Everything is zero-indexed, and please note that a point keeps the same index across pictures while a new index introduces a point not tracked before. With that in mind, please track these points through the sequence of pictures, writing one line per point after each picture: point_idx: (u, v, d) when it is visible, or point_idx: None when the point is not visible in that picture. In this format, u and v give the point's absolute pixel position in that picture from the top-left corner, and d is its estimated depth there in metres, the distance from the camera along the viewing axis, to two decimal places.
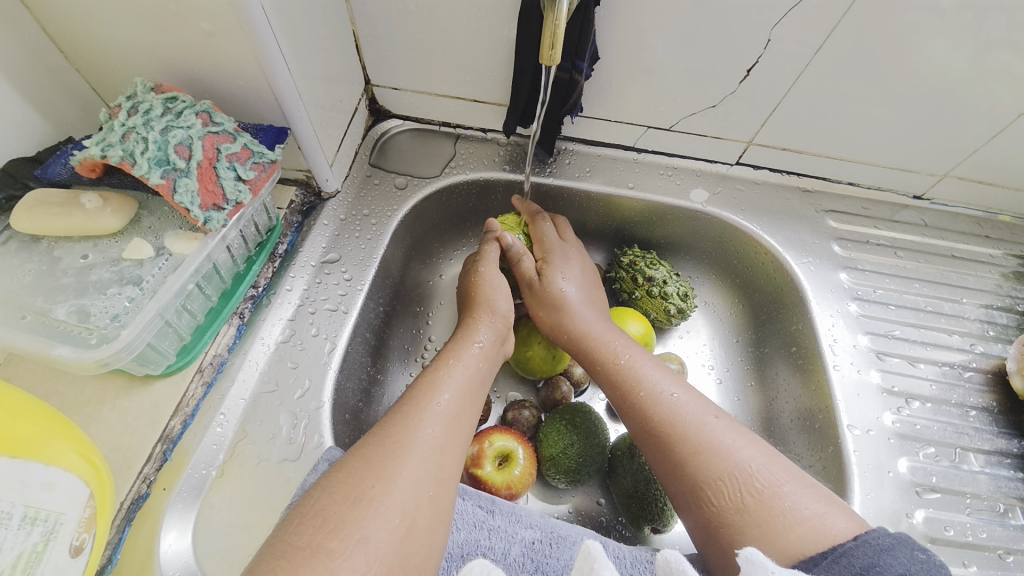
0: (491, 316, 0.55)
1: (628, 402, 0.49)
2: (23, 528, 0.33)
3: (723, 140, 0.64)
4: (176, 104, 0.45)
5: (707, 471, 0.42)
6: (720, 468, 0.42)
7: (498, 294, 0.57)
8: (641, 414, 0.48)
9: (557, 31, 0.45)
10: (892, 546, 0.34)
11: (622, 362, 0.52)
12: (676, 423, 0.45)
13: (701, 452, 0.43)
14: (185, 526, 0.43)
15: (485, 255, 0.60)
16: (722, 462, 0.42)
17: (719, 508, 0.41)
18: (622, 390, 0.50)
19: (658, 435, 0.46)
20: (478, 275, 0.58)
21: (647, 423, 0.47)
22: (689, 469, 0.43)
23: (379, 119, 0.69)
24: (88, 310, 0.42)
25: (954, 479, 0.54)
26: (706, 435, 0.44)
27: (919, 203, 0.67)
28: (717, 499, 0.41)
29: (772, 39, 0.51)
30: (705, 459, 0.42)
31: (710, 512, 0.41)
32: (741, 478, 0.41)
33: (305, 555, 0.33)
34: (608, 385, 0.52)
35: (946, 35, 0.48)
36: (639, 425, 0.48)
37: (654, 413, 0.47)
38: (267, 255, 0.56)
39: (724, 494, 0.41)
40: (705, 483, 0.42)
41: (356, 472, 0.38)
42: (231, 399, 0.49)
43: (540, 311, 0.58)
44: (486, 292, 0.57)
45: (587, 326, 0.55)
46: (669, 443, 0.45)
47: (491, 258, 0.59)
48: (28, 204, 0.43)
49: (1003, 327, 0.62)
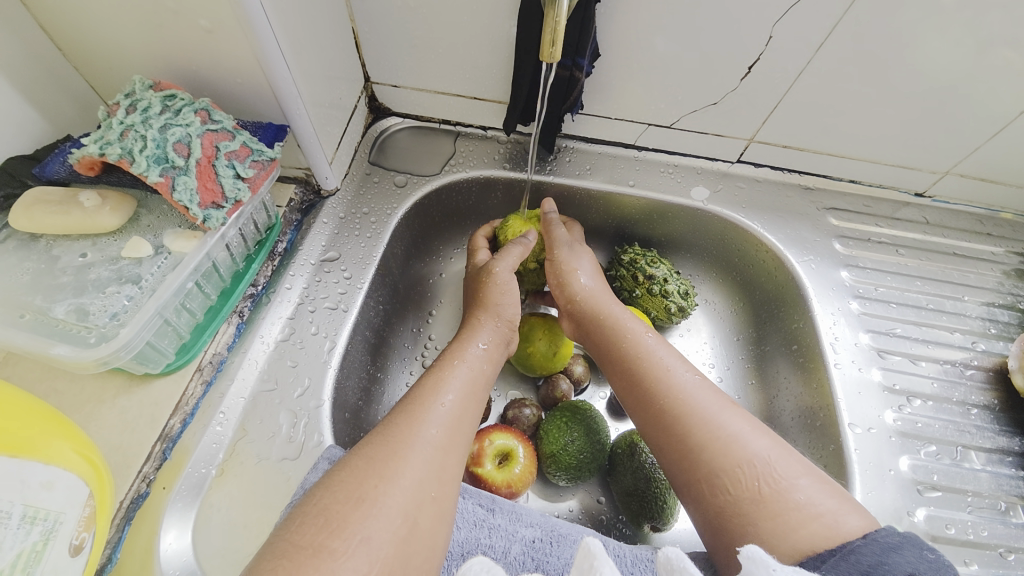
0: (496, 319, 0.55)
1: (642, 386, 0.49)
2: (23, 527, 0.33)
3: (723, 138, 0.64)
4: (175, 103, 0.44)
5: (723, 457, 0.42)
6: (737, 456, 0.42)
7: (507, 296, 0.56)
8: (656, 400, 0.47)
9: (557, 28, 0.45)
10: (900, 544, 0.34)
11: (647, 339, 0.53)
12: (694, 409, 0.45)
13: (719, 440, 0.43)
14: (185, 525, 0.43)
15: (503, 253, 0.59)
16: (739, 450, 0.42)
17: (733, 496, 0.40)
18: (637, 375, 0.50)
19: (671, 421, 0.46)
20: (493, 275, 0.57)
21: (662, 408, 0.47)
22: (705, 453, 0.43)
23: (378, 117, 0.68)
24: (86, 309, 0.41)
25: (955, 477, 0.53)
26: (723, 422, 0.44)
27: (920, 201, 0.67)
28: (732, 487, 0.41)
29: (773, 36, 0.51)
30: (723, 446, 0.42)
31: (722, 501, 0.41)
32: (758, 467, 0.41)
33: (307, 554, 0.33)
34: (624, 368, 0.51)
35: (948, 31, 0.48)
36: (654, 411, 0.47)
37: (670, 398, 0.47)
38: (266, 254, 0.55)
39: (739, 482, 0.40)
40: (721, 470, 0.41)
41: (359, 472, 0.38)
42: (231, 398, 0.49)
43: (572, 267, 0.59)
44: (495, 295, 0.56)
45: (605, 313, 0.56)
46: (683, 428, 0.45)
47: (506, 258, 0.58)
48: (26, 203, 0.43)
49: (1004, 325, 0.62)
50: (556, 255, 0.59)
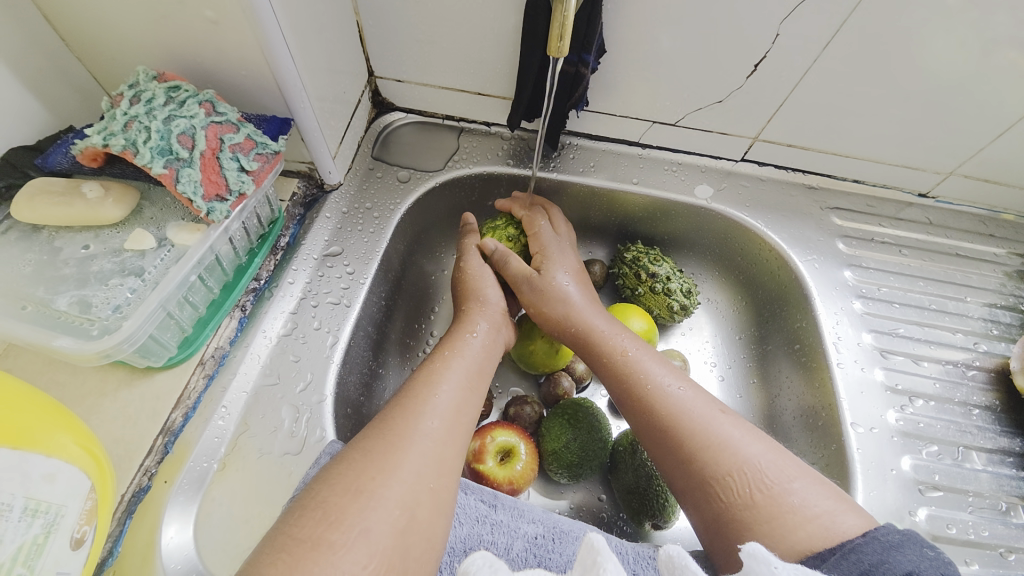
0: (483, 307, 0.55)
1: (631, 397, 0.49)
2: (24, 520, 0.33)
3: (728, 136, 0.64)
4: (179, 94, 0.44)
5: (716, 466, 0.42)
6: (728, 463, 0.42)
7: (487, 283, 0.57)
8: (647, 409, 0.47)
9: (565, 23, 0.44)
10: (901, 542, 0.34)
11: (629, 355, 0.51)
12: (684, 418, 0.45)
13: (710, 447, 0.43)
14: (186, 519, 0.43)
15: (467, 249, 0.60)
16: (730, 458, 0.42)
17: (728, 504, 0.40)
18: (626, 386, 0.50)
19: (664, 428, 0.45)
20: (462, 267, 0.59)
21: (652, 417, 0.47)
22: (698, 462, 0.43)
23: (382, 112, 0.68)
24: (89, 301, 0.41)
25: (956, 478, 0.54)
26: (715, 429, 0.43)
27: (923, 201, 0.67)
28: (726, 494, 0.41)
29: (779, 35, 0.51)
30: (714, 453, 0.42)
31: (718, 506, 0.41)
32: (750, 474, 0.41)
33: (306, 548, 0.33)
34: (613, 377, 0.51)
35: (954, 32, 0.48)
36: (644, 421, 0.47)
37: (660, 407, 0.47)
38: (269, 249, 0.55)
39: (732, 490, 0.41)
40: (714, 479, 0.41)
41: (358, 464, 0.38)
42: (233, 392, 0.49)
43: (540, 304, 0.56)
44: (475, 282, 0.57)
45: (589, 323, 0.54)
46: (675, 437, 0.45)
47: (473, 252, 0.60)
48: (28, 194, 0.43)
49: (1006, 326, 0.62)
50: (522, 296, 0.58)
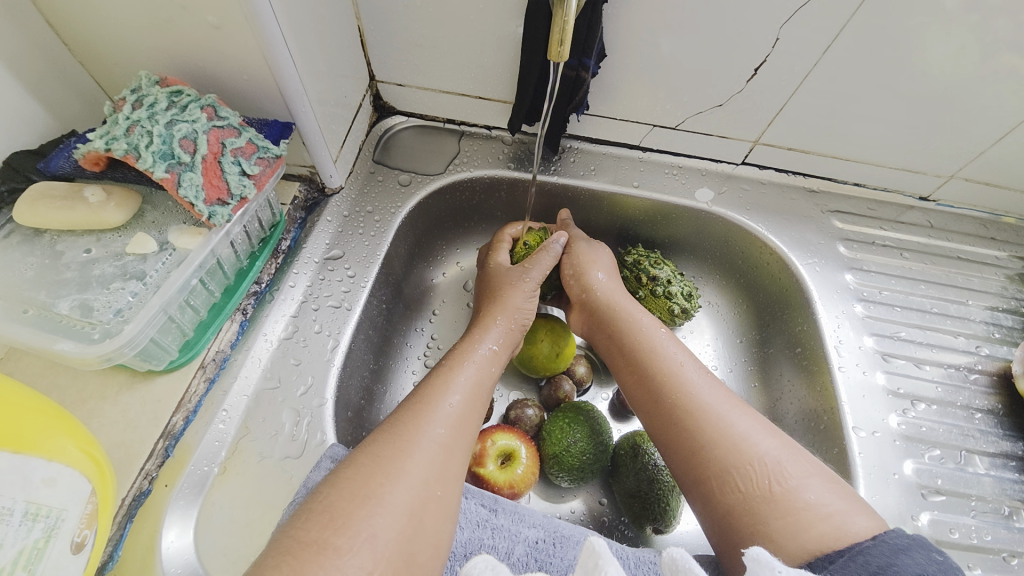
0: (511, 321, 0.54)
1: (655, 383, 0.49)
2: (25, 524, 0.32)
3: (728, 140, 0.64)
4: (181, 98, 0.44)
5: (736, 455, 0.42)
6: (748, 454, 0.41)
7: (528, 304, 0.56)
8: (668, 399, 0.47)
9: (566, 28, 0.44)
10: (909, 546, 0.34)
11: (661, 336, 0.53)
12: (706, 405, 0.45)
13: (731, 438, 0.43)
14: (186, 523, 0.43)
15: (534, 261, 0.58)
16: (750, 449, 0.42)
17: (744, 496, 0.40)
18: (649, 371, 0.50)
19: (685, 417, 0.45)
20: (507, 275, 0.57)
21: (671, 405, 0.47)
22: (717, 451, 0.42)
23: (382, 116, 0.68)
24: (90, 305, 0.41)
25: (959, 482, 0.53)
26: (734, 420, 0.44)
27: (924, 204, 0.67)
28: (743, 485, 0.40)
29: (779, 38, 0.51)
30: (734, 444, 0.42)
31: (733, 500, 0.41)
32: (769, 465, 0.41)
33: (311, 551, 0.32)
34: (637, 358, 0.51)
35: (953, 35, 0.48)
36: (664, 408, 0.47)
37: (681, 393, 0.47)
38: (270, 251, 0.55)
39: (751, 480, 0.40)
40: (732, 468, 0.41)
41: (365, 469, 0.37)
42: (233, 396, 0.49)
43: (590, 259, 0.60)
44: (514, 297, 0.55)
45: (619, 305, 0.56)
46: (694, 425, 0.45)
47: (539, 267, 0.57)
48: (29, 198, 0.43)
49: (1008, 329, 0.62)
50: (574, 247, 0.61)
